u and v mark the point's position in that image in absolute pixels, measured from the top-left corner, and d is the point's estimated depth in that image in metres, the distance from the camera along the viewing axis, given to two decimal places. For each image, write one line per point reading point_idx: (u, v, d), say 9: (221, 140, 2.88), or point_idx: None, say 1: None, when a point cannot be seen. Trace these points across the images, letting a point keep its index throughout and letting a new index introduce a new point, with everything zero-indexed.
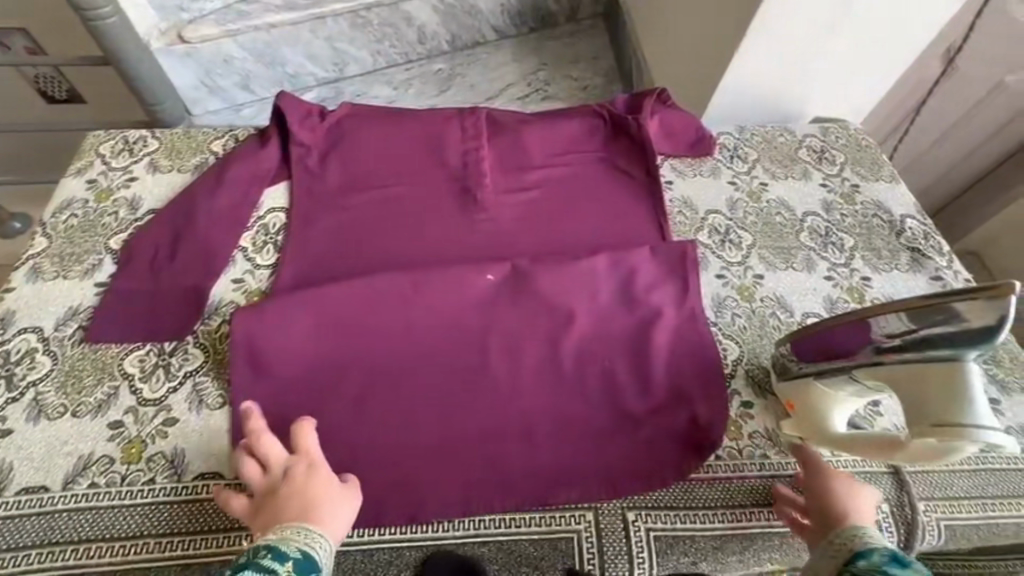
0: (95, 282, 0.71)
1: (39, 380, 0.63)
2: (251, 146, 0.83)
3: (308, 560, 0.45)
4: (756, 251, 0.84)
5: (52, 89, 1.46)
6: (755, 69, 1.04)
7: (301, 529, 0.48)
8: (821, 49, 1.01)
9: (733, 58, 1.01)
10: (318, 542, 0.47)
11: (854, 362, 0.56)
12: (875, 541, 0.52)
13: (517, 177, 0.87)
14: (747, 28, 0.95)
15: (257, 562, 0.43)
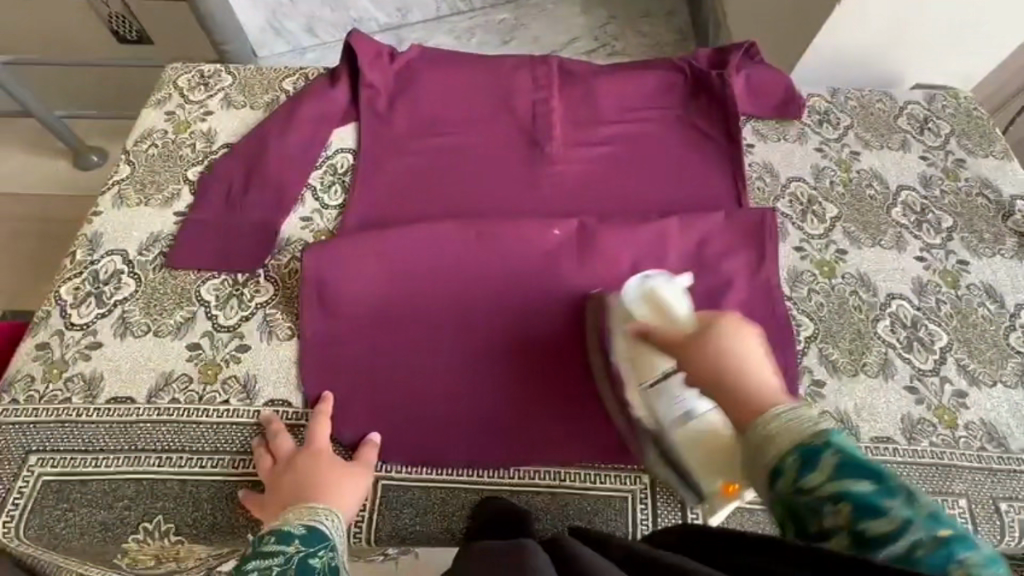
0: (174, 211, 0.73)
1: (124, 299, 0.66)
2: (321, 85, 0.83)
3: (312, 533, 0.48)
4: (841, 225, 0.78)
5: (125, 30, 1.48)
6: (857, 25, 0.93)
7: (309, 509, 0.51)
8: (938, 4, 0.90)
9: (834, 12, 0.91)
10: (319, 514, 0.50)
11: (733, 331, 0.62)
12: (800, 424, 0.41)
13: (587, 131, 0.84)
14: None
15: (262, 548, 0.47)
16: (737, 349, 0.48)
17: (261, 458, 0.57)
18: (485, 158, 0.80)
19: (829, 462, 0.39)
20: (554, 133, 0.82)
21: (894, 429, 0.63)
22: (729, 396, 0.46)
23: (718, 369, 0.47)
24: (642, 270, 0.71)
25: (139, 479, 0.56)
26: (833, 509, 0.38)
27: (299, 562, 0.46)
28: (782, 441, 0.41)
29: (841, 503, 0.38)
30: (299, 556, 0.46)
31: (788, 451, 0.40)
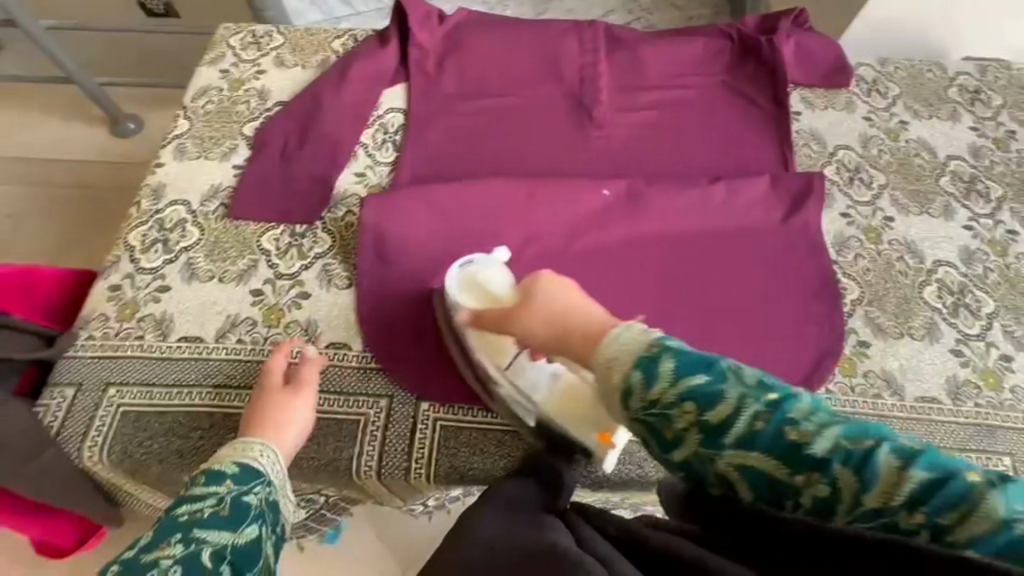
0: (232, 164, 0.76)
1: (189, 247, 0.69)
2: (372, 46, 0.84)
3: (244, 472, 0.49)
4: (888, 192, 0.78)
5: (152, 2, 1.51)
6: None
7: (243, 445, 0.51)
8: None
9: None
10: (256, 453, 0.51)
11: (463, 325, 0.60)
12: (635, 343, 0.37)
13: (633, 95, 0.84)
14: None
15: (192, 490, 0.46)
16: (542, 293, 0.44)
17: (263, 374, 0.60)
18: (533, 119, 0.81)
19: (664, 370, 0.35)
20: (602, 96, 0.83)
21: (940, 390, 0.64)
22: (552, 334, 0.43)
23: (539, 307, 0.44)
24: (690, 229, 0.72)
25: (210, 412, 0.59)
26: (678, 412, 0.34)
27: (231, 498, 0.46)
28: (620, 370, 0.37)
29: (684, 405, 0.34)
30: (231, 495, 0.46)
31: (628, 375, 0.36)
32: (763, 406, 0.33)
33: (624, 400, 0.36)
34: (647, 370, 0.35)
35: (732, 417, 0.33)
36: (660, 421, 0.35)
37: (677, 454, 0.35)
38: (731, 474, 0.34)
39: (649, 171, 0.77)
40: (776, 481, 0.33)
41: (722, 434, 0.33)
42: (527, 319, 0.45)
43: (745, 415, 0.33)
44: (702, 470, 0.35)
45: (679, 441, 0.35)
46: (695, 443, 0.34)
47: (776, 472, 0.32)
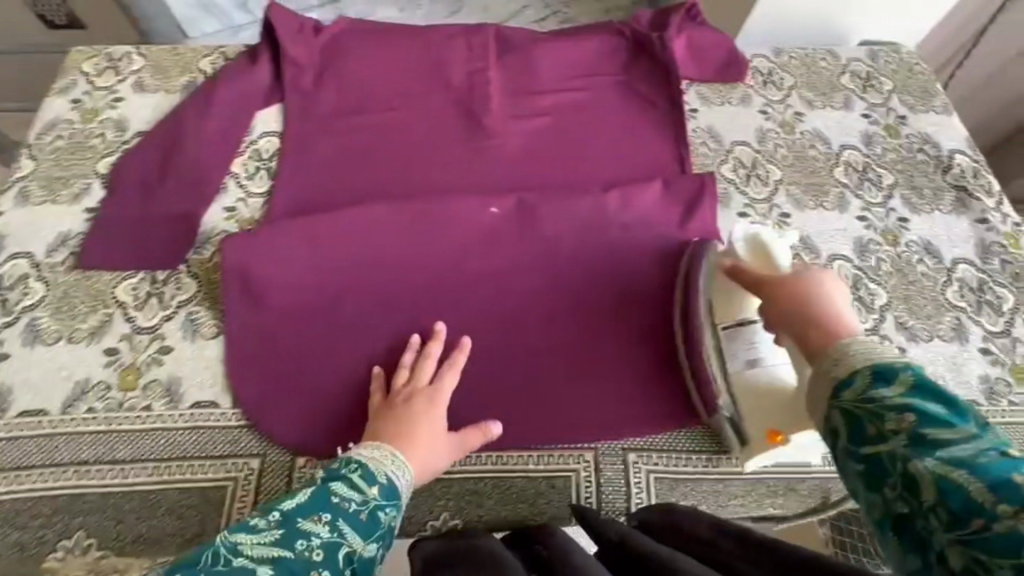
0: (84, 207, 0.68)
1: (33, 306, 0.62)
2: (241, 65, 0.77)
3: (388, 491, 0.50)
4: (784, 187, 0.78)
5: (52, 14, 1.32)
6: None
7: (392, 452, 0.53)
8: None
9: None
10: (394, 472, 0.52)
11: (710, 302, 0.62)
12: (877, 354, 0.38)
13: (525, 102, 0.80)
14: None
15: (348, 474, 0.50)
16: (823, 290, 0.47)
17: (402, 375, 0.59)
18: (419, 134, 0.76)
19: (902, 376, 0.36)
20: (492, 106, 0.79)
21: None
22: (797, 325, 0.45)
23: (807, 301, 0.46)
24: (583, 243, 0.69)
25: (57, 494, 0.53)
26: (897, 416, 0.34)
27: (373, 507, 0.48)
28: (850, 362, 0.39)
29: (906, 413, 0.34)
30: (372, 505, 0.48)
31: (859, 367, 0.38)
32: (997, 446, 0.30)
33: (838, 388, 0.38)
34: (884, 372, 0.37)
35: (952, 440, 0.32)
36: (869, 413, 0.35)
37: (872, 446, 0.34)
38: (920, 478, 0.31)
39: (542, 184, 0.74)
40: (979, 506, 0.29)
41: (931, 446, 0.32)
42: (788, 304, 0.47)
43: (973, 448, 0.31)
44: (887, 468, 0.33)
45: (882, 437, 0.34)
46: (893, 444, 0.33)
47: (978, 492, 0.29)
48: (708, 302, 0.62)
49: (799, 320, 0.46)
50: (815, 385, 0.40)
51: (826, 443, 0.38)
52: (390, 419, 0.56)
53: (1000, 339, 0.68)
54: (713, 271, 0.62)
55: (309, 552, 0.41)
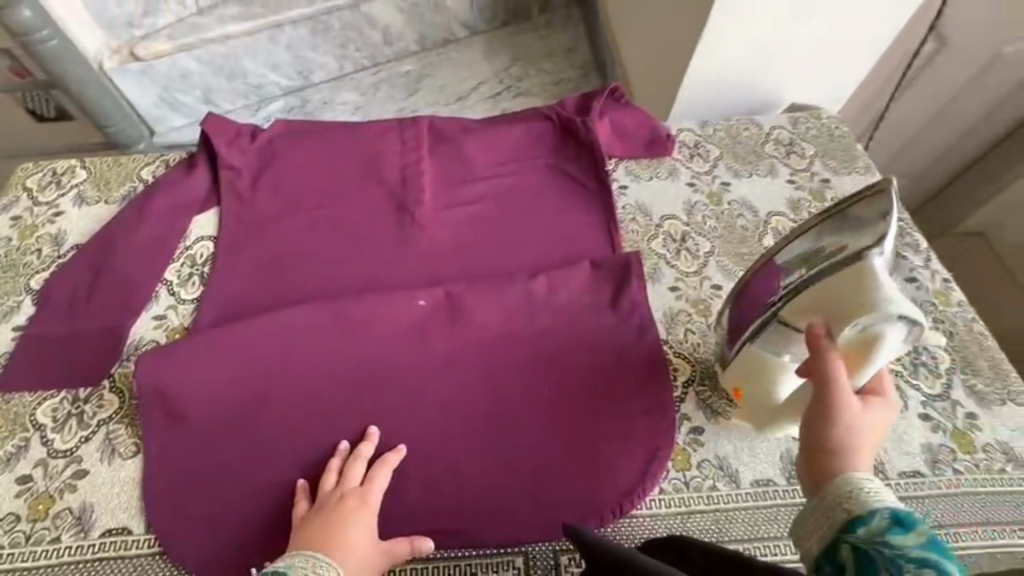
0: (13, 325, 0.69)
1: None
2: (178, 173, 0.80)
3: None
4: (714, 259, 0.79)
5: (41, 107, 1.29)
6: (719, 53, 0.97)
7: (316, 560, 0.51)
8: (793, 27, 0.95)
9: (698, 41, 0.94)
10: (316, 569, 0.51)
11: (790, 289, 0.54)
12: (880, 501, 0.43)
13: (456, 191, 0.83)
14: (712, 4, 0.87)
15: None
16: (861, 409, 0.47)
17: (328, 478, 0.59)
18: (351, 231, 0.78)
19: (915, 541, 0.40)
20: (423, 198, 0.81)
21: (774, 469, 0.62)
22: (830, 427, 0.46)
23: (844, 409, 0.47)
24: (512, 333, 0.69)
25: None
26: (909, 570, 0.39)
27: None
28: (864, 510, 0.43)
29: (917, 568, 0.39)
30: None
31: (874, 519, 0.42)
32: None
33: (854, 528, 0.42)
34: (900, 526, 0.41)
35: None
36: (884, 560, 0.40)
37: None
38: None
39: (472, 274, 0.75)
40: None
41: None
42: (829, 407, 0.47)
43: None
44: None
45: None
46: None
47: None
48: (803, 296, 0.53)
49: (828, 402, 0.47)
50: (826, 517, 0.44)
51: (826, 554, 0.43)
52: (314, 528, 0.55)
53: (940, 403, 0.66)
54: (850, 272, 0.50)
55: None
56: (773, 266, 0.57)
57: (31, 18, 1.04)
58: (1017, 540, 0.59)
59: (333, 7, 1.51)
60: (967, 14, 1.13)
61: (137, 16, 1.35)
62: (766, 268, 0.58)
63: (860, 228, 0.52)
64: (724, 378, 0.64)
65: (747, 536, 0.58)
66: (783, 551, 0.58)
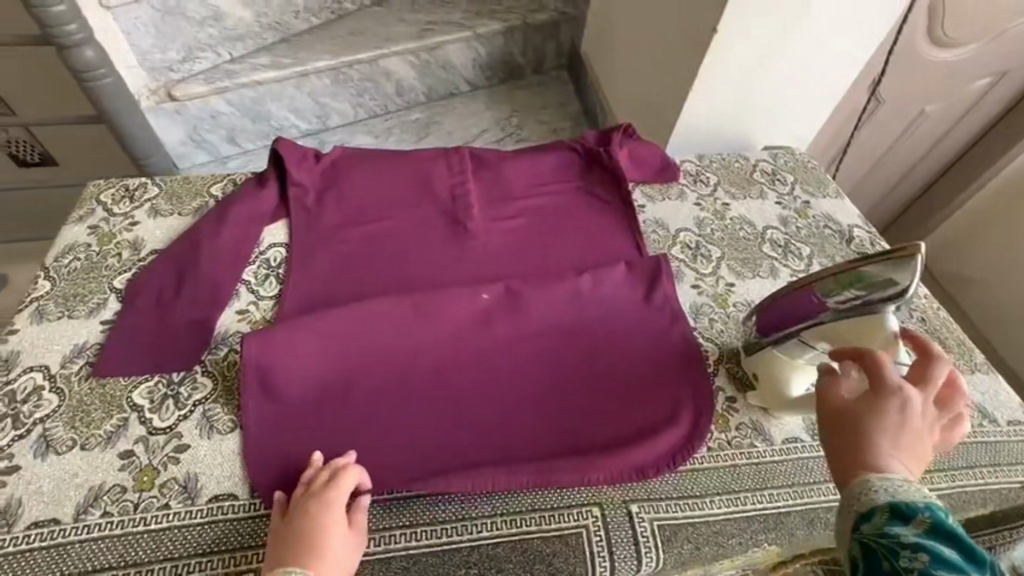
0: (100, 320, 0.73)
1: (45, 417, 0.63)
2: (251, 187, 0.88)
3: None
4: (725, 263, 0.92)
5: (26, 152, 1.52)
6: (707, 100, 1.17)
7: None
8: (769, 78, 1.16)
9: (692, 83, 1.14)
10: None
11: (819, 320, 0.63)
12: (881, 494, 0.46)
13: (501, 207, 0.94)
14: (705, 51, 1.07)
15: None
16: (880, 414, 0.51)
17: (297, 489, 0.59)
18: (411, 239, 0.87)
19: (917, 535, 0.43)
20: (473, 212, 0.91)
21: (800, 428, 0.72)
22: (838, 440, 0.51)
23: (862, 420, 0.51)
24: (566, 322, 0.79)
25: None
26: (912, 555, 0.41)
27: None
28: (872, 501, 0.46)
29: (920, 552, 0.41)
30: None
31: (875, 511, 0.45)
32: None
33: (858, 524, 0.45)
34: (903, 515, 0.44)
35: None
36: (890, 549, 0.43)
37: None
38: None
39: (524, 275, 0.85)
40: None
41: None
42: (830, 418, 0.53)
43: None
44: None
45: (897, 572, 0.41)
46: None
47: None
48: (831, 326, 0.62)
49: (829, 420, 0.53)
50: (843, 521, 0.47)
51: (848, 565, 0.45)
52: (282, 541, 0.55)
53: None
54: (868, 319, 0.60)
55: None
56: (810, 289, 0.64)
57: (91, 58, 1.14)
58: (999, 479, 0.70)
59: (355, 61, 1.64)
60: (899, 77, 1.39)
61: (176, 61, 1.46)
62: (803, 288, 0.65)
63: (900, 269, 0.57)
64: (747, 366, 0.75)
65: (785, 482, 0.68)
66: (816, 493, 0.67)
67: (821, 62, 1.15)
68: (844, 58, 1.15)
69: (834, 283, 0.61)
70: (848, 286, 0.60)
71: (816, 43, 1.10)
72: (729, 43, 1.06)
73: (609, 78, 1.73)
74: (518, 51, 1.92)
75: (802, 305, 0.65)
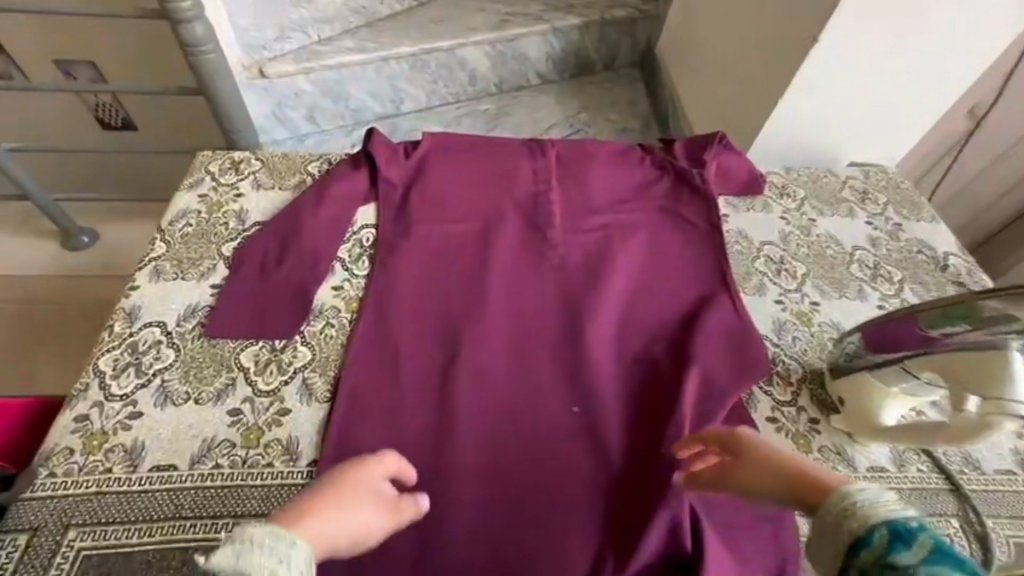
0: (210, 283, 0.78)
1: (164, 369, 0.68)
2: (346, 169, 0.91)
3: None
4: (811, 280, 0.90)
5: (110, 117, 1.62)
6: (795, 111, 1.14)
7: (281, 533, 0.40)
8: (866, 90, 1.11)
9: (785, 92, 1.10)
10: (267, 553, 0.39)
11: (932, 355, 0.60)
12: (875, 504, 0.38)
13: (582, 218, 0.93)
14: (805, 58, 1.03)
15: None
16: (777, 455, 0.48)
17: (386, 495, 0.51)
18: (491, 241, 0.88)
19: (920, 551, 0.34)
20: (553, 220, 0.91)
21: (884, 458, 0.70)
22: (779, 476, 0.46)
23: (767, 460, 0.48)
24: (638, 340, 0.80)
25: (186, 547, 0.57)
26: None
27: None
28: (862, 517, 0.37)
29: None
30: None
31: (874, 528, 0.37)
32: None
33: (855, 546, 0.37)
34: (901, 534, 0.36)
35: None
36: None
37: None
38: None
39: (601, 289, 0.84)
40: None
41: None
42: (752, 455, 0.49)
43: None
44: None
45: None
46: None
47: None
48: (941, 361, 0.60)
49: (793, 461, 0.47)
50: (826, 539, 0.39)
51: None
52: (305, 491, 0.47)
53: None
54: (988, 357, 0.57)
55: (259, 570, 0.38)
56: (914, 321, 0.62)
57: (199, 34, 1.20)
58: None
59: (433, 49, 1.67)
60: (1005, 98, 1.32)
61: (270, 40, 1.53)
62: (909, 319, 0.63)
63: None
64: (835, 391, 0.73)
65: None
66: None
67: (925, 77, 1.09)
68: (952, 75, 1.09)
69: (944, 318, 0.59)
70: (959, 321, 0.58)
71: (925, 55, 1.04)
72: (832, 50, 1.02)
73: (684, 81, 1.70)
74: (592, 47, 1.91)
75: (909, 335, 0.63)
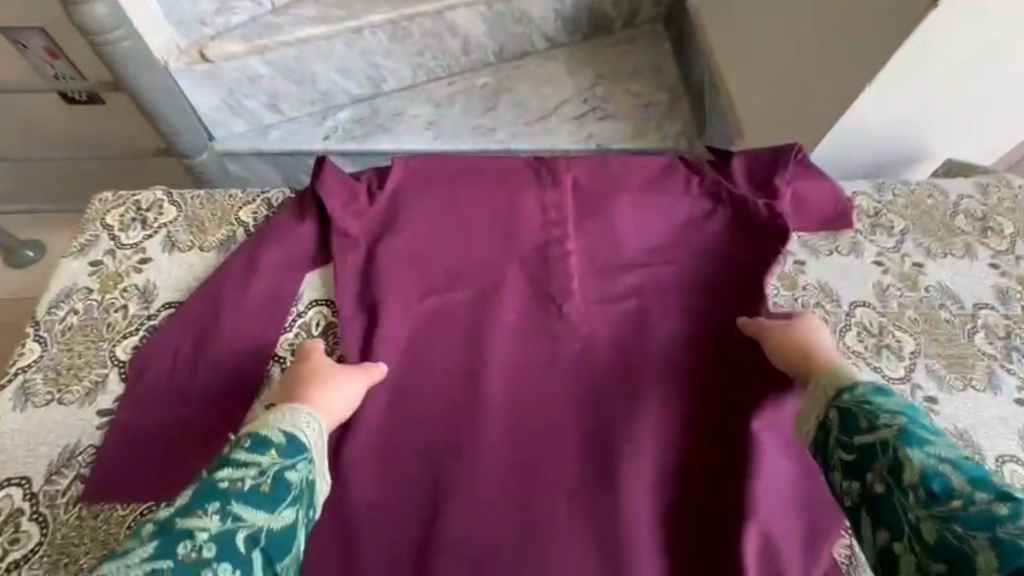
0: (96, 408, 0.56)
1: (25, 560, 0.49)
2: (287, 218, 0.66)
3: (290, 444, 0.48)
4: (923, 360, 0.67)
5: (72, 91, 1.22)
6: (882, 105, 0.86)
7: (292, 410, 0.50)
8: (987, 68, 0.81)
9: (877, 75, 0.80)
10: (303, 422, 0.50)
11: None
12: (864, 377, 0.49)
13: (608, 283, 0.68)
14: (913, 28, 0.74)
15: (238, 448, 0.46)
16: (817, 342, 0.57)
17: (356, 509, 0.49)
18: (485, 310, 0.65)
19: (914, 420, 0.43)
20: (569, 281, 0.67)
21: None
22: (807, 360, 0.55)
23: (807, 347, 0.57)
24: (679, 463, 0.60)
25: None
26: (903, 442, 0.42)
27: (275, 473, 0.45)
28: (851, 381, 0.49)
29: (914, 446, 0.42)
30: (274, 468, 0.46)
31: (861, 387, 0.48)
32: (995, 492, 0.38)
33: (840, 393, 0.48)
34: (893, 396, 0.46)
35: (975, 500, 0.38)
36: (868, 414, 0.45)
37: (871, 460, 0.43)
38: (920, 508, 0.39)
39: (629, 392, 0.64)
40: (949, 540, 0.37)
41: (926, 456, 0.41)
42: (789, 343, 0.58)
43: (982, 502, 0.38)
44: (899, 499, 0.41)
45: (888, 457, 0.42)
46: (907, 467, 0.41)
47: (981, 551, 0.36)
48: None
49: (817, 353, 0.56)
50: (818, 397, 0.50)
51: (822, 452, 0.47)
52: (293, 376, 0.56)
53: None
54: None
55: (237, 483, 0.44)
56: None
57: (103, 16, 0.92)
58: None
59: (415, 13, 1.36)
60: None
61: (209, 14, 1.23)
62: None
63: None
64: None
65: None
66: None
67: None
68: None
69: None
70: None
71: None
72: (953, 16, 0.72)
73: None
74: (609, 1, 1.57)
75: None
